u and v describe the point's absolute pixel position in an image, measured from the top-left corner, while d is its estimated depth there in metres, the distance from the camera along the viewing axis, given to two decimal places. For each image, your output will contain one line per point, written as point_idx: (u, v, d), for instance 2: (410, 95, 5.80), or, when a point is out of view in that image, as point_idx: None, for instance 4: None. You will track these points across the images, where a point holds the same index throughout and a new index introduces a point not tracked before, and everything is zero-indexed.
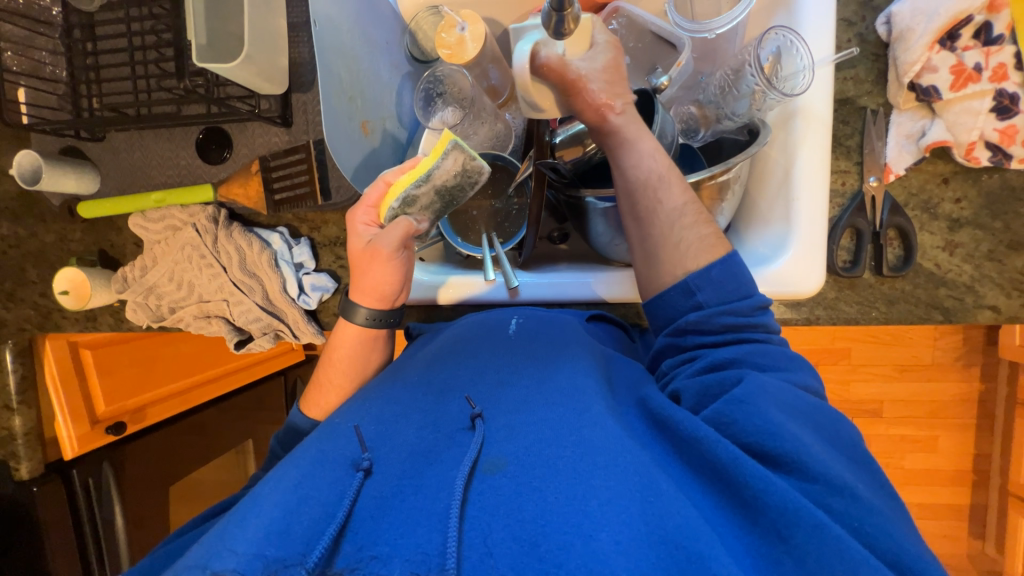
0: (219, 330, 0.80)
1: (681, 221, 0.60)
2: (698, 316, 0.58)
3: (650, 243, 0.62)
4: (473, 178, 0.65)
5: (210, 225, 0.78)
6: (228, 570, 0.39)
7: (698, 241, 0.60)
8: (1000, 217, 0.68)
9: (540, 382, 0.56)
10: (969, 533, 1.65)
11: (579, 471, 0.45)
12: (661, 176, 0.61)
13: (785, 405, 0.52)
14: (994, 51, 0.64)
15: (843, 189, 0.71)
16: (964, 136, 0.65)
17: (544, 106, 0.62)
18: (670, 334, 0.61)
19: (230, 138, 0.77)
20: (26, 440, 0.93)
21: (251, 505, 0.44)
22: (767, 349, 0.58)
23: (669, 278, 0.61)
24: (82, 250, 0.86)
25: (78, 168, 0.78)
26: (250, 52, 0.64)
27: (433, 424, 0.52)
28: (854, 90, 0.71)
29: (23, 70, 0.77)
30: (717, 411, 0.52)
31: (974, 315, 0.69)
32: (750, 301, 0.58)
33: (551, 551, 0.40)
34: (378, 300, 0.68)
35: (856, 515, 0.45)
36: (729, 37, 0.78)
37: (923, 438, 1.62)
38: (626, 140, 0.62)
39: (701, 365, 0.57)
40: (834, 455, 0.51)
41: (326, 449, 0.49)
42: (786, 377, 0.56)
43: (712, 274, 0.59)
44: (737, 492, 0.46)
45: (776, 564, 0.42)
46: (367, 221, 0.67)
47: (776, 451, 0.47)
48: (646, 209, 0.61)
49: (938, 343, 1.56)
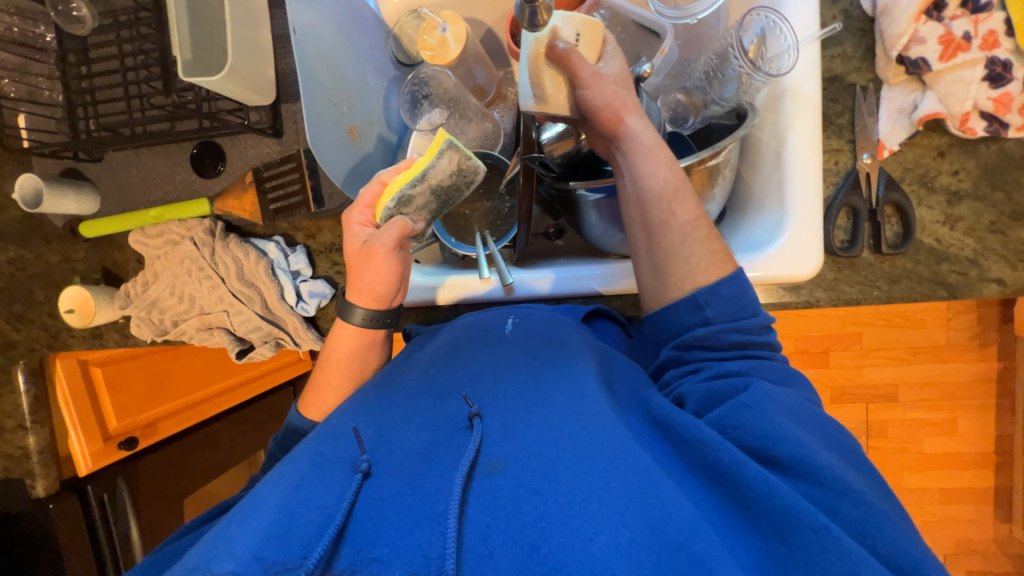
0: (221, 341, 0.81)
1: (693, 236, 0.60)
2: (706, 332, 0.57)
3: (659, 254, 0.61)
4: (469, 177, 0.65)
5: (208, 238, 0.79)
6: (228, 573, 0.39)
7: (709, 257, 0.60)
8: (1000, 188, 0.67)
9: (539, 381, 0.56)
10: (995, 516, 1.61)
11: (579, 472, 0.45)
12: (675, 188, 0.61)
13: (792, 413, 0.51)
14: (982, 19, 0.63)
15: (836, 168, 0.70)
16: (957, 106, 0.64)
17: (549, 100, 0.61)
18: (676, 347, 0.60)
19: (223, 150, 0.79)
20: (41, 458, 0.95)
21: (252, 506, 0.45)
22: (771, 366, 0.57)
23: (677, 293, 0.60)
24: (86, 269, 0.88)
25: (79, 189, 0.80)
26: (234, 64, 0.65)
27: (432, 426, 0.52)
28: (842, 67, 0.70)
29: (21, 96, 0.78)
30: (724, 414, 0.51)
31: (980, 289, 0.68)
32: (756, 319, 0.58)
33: (551, 553, 0.39)
34: (374, 300, 0.69)
35: (861, 515, 0.45)
36: (712, 22, 0.78)
37: (941, 421, 1.59)
38: (643, 147, 0.61)
39: (707, 373, 0.56)
40: (829, 442, 0.51)
41: (324, 451, 0.49)
42: (794, 393, 0.56)
43: (721, 290, 0.58)
44: (739, 492, 0.46)
45: (776, 565, 0.42)
46: (363, 221, 0.68)
47: (783, 456, 0.47)
48: (657, 221, 0.61)
49: (951, 323, 1.53)
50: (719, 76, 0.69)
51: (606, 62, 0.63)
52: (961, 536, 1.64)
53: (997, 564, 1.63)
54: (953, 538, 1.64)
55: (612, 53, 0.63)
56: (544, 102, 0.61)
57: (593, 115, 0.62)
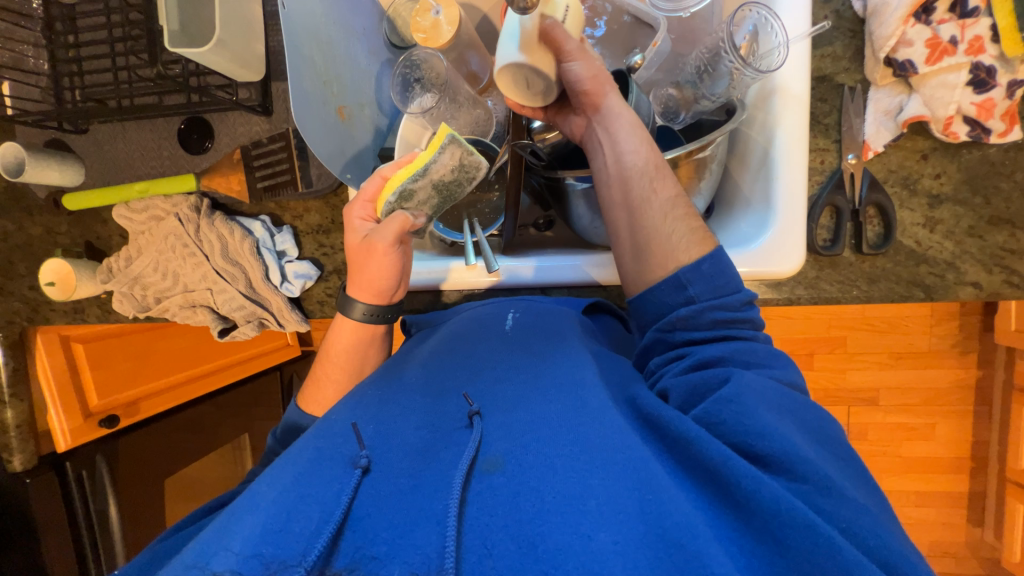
0: (204, 319, 0.81)
1: (674, 213, 0.61)
2: (689, 311, 0.58)
3: (642, 234, 0.61)
4: (471, 172, 0.65)
5: (193, 214, 0.78)
6: (227, 570, 0.39)
7: (689, 234, 0.61)
8: (980, 192, 0.68)
9: (538, 376, 0.57)
10: (968, 520, 1.65)
11: (576, 469, 0.45)
12: (656, 166, 0.62)
13: (772, 404, 0.52)
14: (970, 24, 0.63)
15: (822, 168, 0.71)
16: (941, 110, 0.65)
17: (535, 54, 0.55)
18: (660, 328, 0.60)
19: (212, 128, 0.77)
20: (19, 432, 0.93)
21: (250, 501, 0.45)
22: (754, 347, 0.58)
23: (660, 273, 0.60)
24: (68, 242, 0.87)
25: (62, 160, 0.79)
26: (222, 36, 0.64)
27: (431, 423, 0.52)
28: (831, 67, 0.71)
29: (6, 63, 0.77)
30: (705, 410, 0.52)
31: (955, 292, 0.69)
32: (738, 296, 0.59)
33: (549, 551, 0.40)
34: (376, 296, 0.69)
35: (844, 514, 0.45)
36: (706, 17, 0.78)
37: (920, 425, 1.62)
38: (624, 123, 0.62)
39: (689, 363, 0.57)
40: (805, 433, 0.52)
41: (324, 447, 0.48)
42: (772, 373, 0.57)
43: (703, 268, 0.59)
44: (729, 492, 0.46)
45: (768, 564, 0.42)
46: (364, 216, 0.68)
47: (765, 451, 0.48)
48: (638, 198, 0.61)
49: (933, 330, 1.56)
50: (710, 71, 0.70)
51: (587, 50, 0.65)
52: (934, 538, 1.67)
53: (969, 566, 1.66)
54: (926, 540, 1.68)
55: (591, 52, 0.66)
56: (531, 51, 0.55)
57: (573, 88, 0.61)
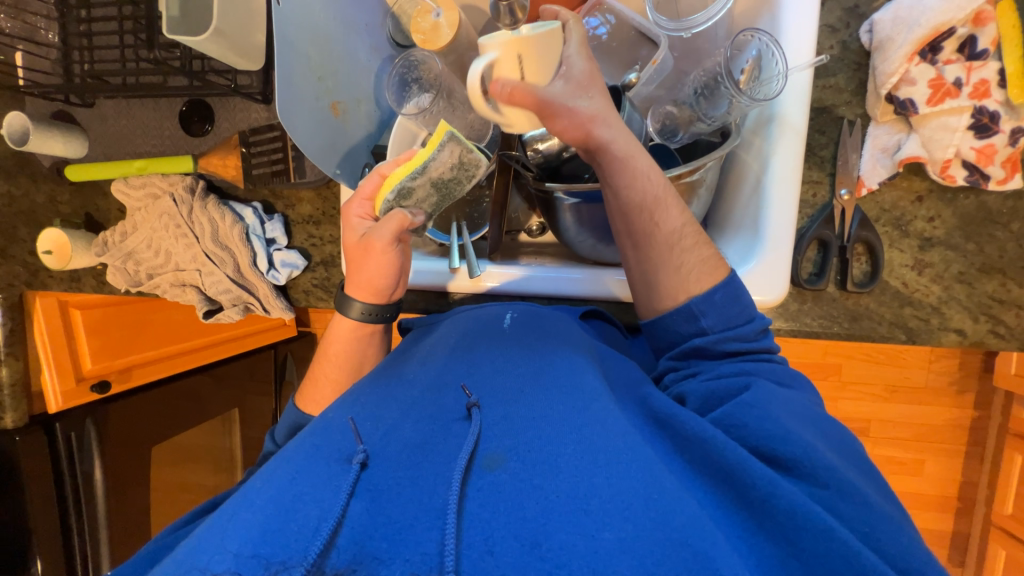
0: (192, 299, 0.83)
1: (680, 245, 0.60)
2: (703, 342, 0.59)
3: (649, 267, 0.62)
4: (471, 170, 0.65)
5: (187, 196, 0.80)
6: (227, 572, 0.39)
7: (700, 264, 0.60)
8: (973, 239, 0.67)
9: (538, 373, 0.56)
10: (949, 560, 1.64)
11: (582, 470, 0.44)
12: (658, 198, 0.60)
13: (798, 414, 0.53)
14: (976, 67, 0.62)
15: (813, 201, 0.70)
16: (939, 153, 0.64)
17: (513, 126, 0.59)
18: (673, 357, 0.62)
19: (213, 111, 0.78)
20: (12, 390, 0.99)
21: (244, 500, 0.46)
22: (772, 367, 0.59)
23: (670, 303, 0.61)
24: (69, 212, 0.89)
25: (66, 132, 0.81)
26: (219, 24, 0.64)
27: (430, 416, 0.52)
28: (832, 99, 0.69)
29: (20, 34, 0.79)
30: (727, 414, 0.52)
31: (938, 337, 0.68)
32: (753, 324, 0.60)
33: (552, 550, 0.39)
34: (373, 294, 0.70)
35: (867, 519, 0.45)
36: (711, 36, 0.75)
37: (909, 460, 1.60)
38: (616, 160, 0.59)
39: (706, 376, 0.58)
40: (829, 441, 0.52)
41: (322, 445, 0.49)
42: (801, 394, 0.58)
43: (716, 298, 0.59)
44: (743, 492, 0.46)
45: (781, 564, 0.42)
46: (362, 213, 0.68)
47: (787, 457, 0.48)
48: (642, 231, 0.61)
49: (932, 366, 1.53)
50: (708, 94, 0.69)
51: (570, 61, 0.58)
52: None
53: None
54: None
55: (573, 44, 0.59)
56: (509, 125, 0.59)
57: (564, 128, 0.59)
